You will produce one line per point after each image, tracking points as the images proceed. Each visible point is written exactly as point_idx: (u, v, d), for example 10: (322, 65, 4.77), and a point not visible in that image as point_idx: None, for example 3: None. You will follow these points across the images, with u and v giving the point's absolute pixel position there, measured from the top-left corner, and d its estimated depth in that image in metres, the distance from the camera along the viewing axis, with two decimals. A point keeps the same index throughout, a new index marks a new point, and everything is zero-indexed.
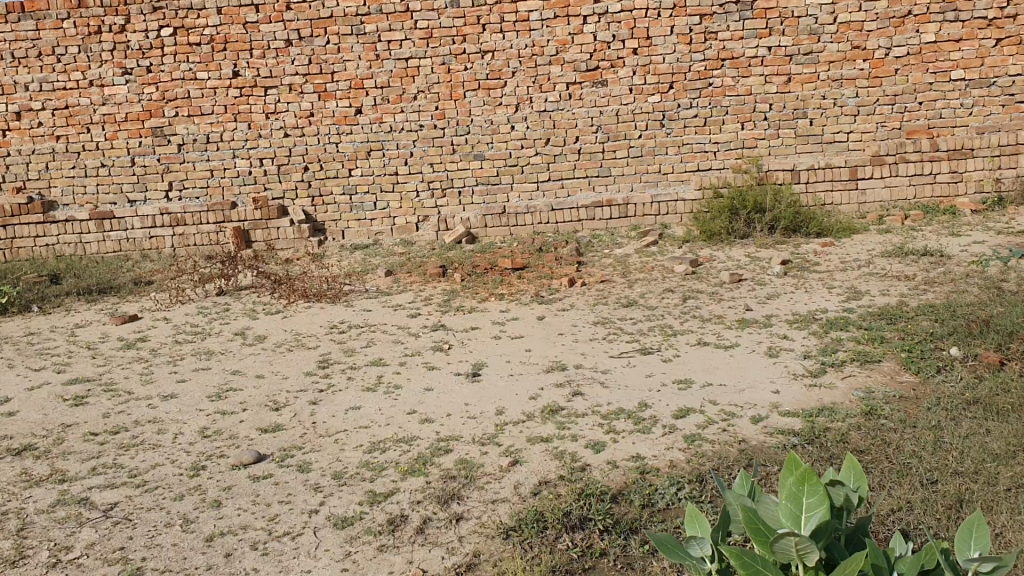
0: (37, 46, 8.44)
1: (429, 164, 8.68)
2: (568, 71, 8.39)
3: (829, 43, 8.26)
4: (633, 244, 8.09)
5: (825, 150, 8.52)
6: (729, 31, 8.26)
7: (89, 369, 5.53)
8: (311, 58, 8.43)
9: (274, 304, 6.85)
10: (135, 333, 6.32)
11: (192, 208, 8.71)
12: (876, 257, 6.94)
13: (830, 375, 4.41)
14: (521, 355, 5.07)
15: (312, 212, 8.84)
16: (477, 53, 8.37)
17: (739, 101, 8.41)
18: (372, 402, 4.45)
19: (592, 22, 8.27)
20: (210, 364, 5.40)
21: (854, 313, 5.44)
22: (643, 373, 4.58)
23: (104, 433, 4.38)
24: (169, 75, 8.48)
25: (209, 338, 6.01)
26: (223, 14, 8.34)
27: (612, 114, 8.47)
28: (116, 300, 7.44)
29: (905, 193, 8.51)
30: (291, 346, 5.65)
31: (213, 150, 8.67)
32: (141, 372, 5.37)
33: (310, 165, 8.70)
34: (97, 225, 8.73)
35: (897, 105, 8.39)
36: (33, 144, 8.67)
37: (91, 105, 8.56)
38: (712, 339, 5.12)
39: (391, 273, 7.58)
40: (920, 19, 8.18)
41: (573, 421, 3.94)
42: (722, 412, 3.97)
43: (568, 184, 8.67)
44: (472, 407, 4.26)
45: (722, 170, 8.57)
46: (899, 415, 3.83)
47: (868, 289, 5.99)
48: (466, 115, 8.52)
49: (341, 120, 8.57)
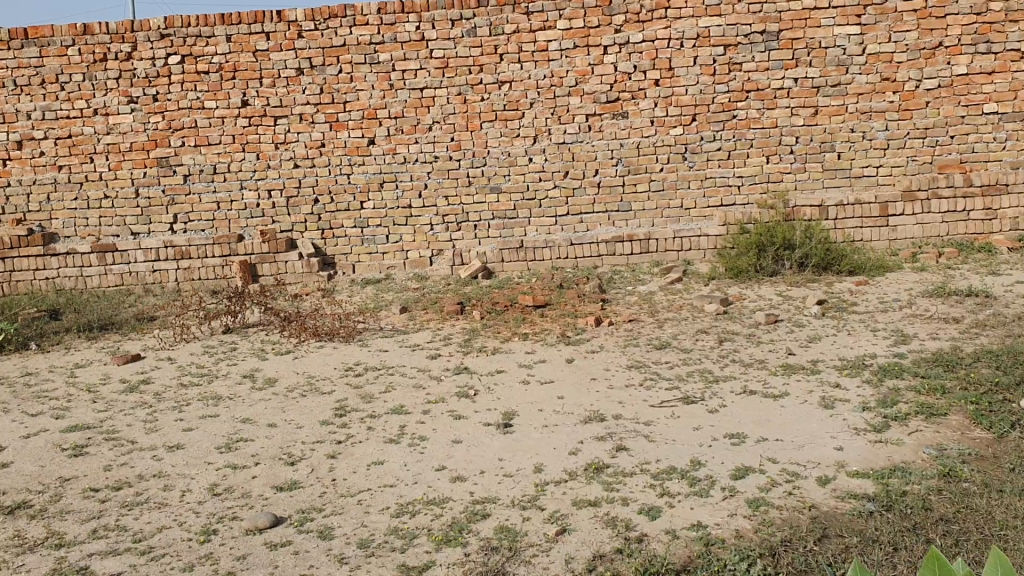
0: (40, 74, 8.17)
1: (443, 197, 8.36)
2: (587, 103, 8.11)
3: (858, 75, 7.99)
4: (656, 281, 7.77)
5: (853, 184, 8.20)
6: (754, 62, 7.99)
7: (89, 415, 5.17)
8: (322, 87, 8.15)
9: (284, 343, 6.52)
10: (138, 375, 5.97)
11: (197, 240, 8.39)
12: (916, 297, 6.61)
13: (894, 429, 4.07)
14: (554, 403, 4.73)
15: (321, 246, 8.50)
16: (495, 84, 8.10)
17: (765, 134, 8.12)
18: (396, 456, 4.10)
19: (613, 52, 8.01)
20: (219, 410, 5.05)
21: (907, 360, 5.10)
22: (691, 426, 4.24)
23: (106, 489, 4.02)
24: (175, 104, 8.21)
25: (216, 381, 5.67)
26: (233, 42, 8.09)
27: (633, 146, 8.17)
28: (118, 337, 7.11)
29: (938, 229, 8.19)
30: (304, 390, 5.30)
31: (220, 181, 8.38)
32: (145, 418, 5.02)
33: (320, 198, 8.40)
34: (99, 258, 8.42)
35: (928, 139, 8.10)
36: (34, 175, 8.39)
37: (95, 134, 8.28)
38: (759, 387, 4.78)
39: (406, 309, 7.28)
40: (952, 50, 7.93)
41: (622, 482, 3.60)
42: (785, 472, 3.64)
43: (587, 219, 8.34)
44: (507, 463, 3.91)
45: (746, 205, 8.26)
46: (982, 477, 3.49)
47: (916, 333, 5.66)
48: (482, 147, 8.23)
49: (353, 151, 8.28)
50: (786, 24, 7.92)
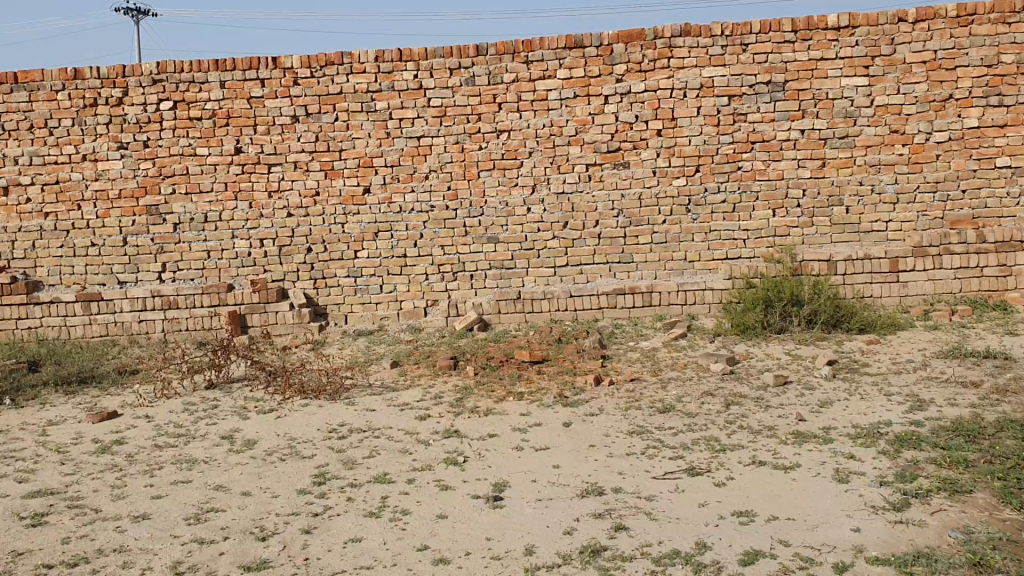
0: (28, 118, 7.99)
1: (439, 246, 8.09)
2: (588, 152, 7.90)
3: (866, 126, 7.77)
4: (659, 336, 7.48)
5: (863, 239, 7.92)
6: (760, 113, 7.79)
7: (54, 478, 4.85)
8: (318, 135, 7.95)
9: (268, 400, 6.21)
10: (112, 434, 5.66)
11: (185, 290, 8.11)
12: (930, 358, 6.31)
13: (916, 508, 3.76)
14: (549, 473, 4.41)
15: (313, 295, 8.20)
16: (493, 132, 7.89)
17: (771, 187, 7.88)
18: (377, 532, 3.79)
19: (614, 101, 7.82)
20: (192, 476, 4.74)
21: (925, 428, 4.78)
22: (695, 502, 3.92)
23: (61, 565, 3.71)
24: (167, 150, 8.01)
25: (193, 443, 5.35)
26: (226, 88, 7.91)
27: (635, 197, 7.93)
28: (97, 392, 6.81)
29: (951, 286, 7.89)
30: (284, 454, 4.98)
31: (211, 230, 8.12)
32: (113, 484, 4.70)
33: (313, 247, 8.13)
34: (84, 307, 8.15)
35: (939, 193, 7.85)
36: (19, 221, 8.16)
37: (84, 180, 8.07)
38: (768, 457, 4.46)
39: (397, 364, 6.98)
40: (963, 103, 7.72)
41: (620, 568, 3.29)
42: (798, 558, 3.33)
43: (588, 270, 8.05)
44: (496, 544, 3.60)
45: (752, 258, 7.98)
46: (1016, 567, 3.18)
47: (933, 398, 5.35)
48: (479, 196, 7.99)
49: (347, 200, 8.04)
50: (792, 75, 7.73)
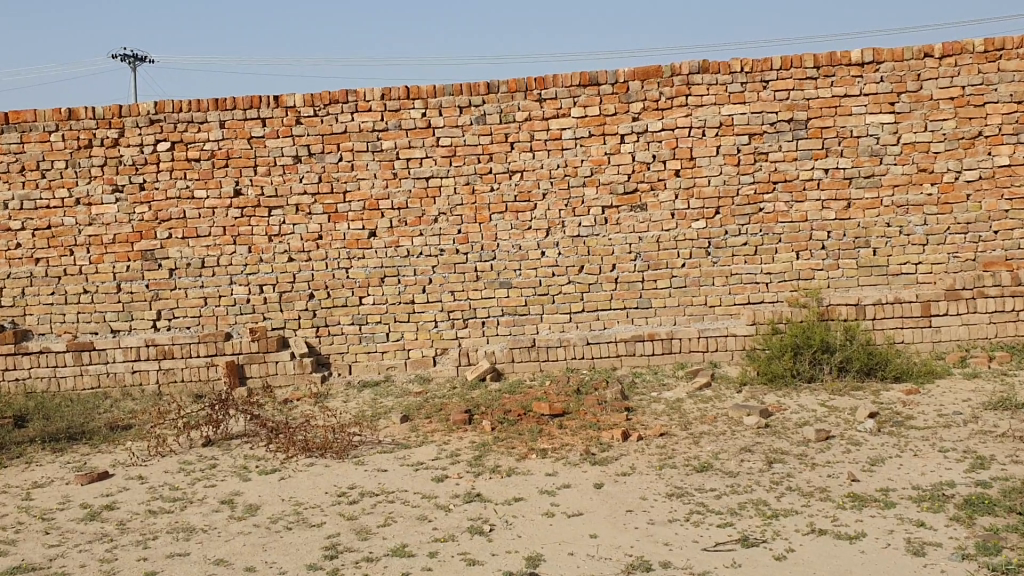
0: (20, 160, 7.65)
1: (449, 292, 7.69)
2: (603, 194, 7.55)
3: (893, 165, 7.45)
4: (682, 386, 7.08)
5: (891, 282, 7.54)
6: (782, 152, 7.47)
7: (38, 551, 4.41)
8: (321, 176, 7.60)
9: (271, 459, 5.77)
10: (103, 498, 5.21)
11: (181, 339, 7.68)
12: (978, 410, 5.91)
13: None
14: (587, 544, 4.00)
15: (316, 344, 7.78)
16: (505, 173, 7.55)
17: (794, 228, 7.52)
18: None
19: (630, 141, 7.49)
20: (191, 547, 4.30)
21: (994, 489, 4.37)
22: None
23: None
24: (163, 193, 7.65)
25: (190, 508, 4.91)
26: (226, 128, 7.56)
27: (652, 240, 7.57)
28: (87, 449, 6.35)
29: (985, 330, 7.52)
30: (291, 522, 4.55)
31: (209, 276, 7.72)
32: (102, 557, 4.26)
33: (315, 292, 7.71)
34: (75, 357, 7.72)
35: (970, 234, 7.50)
36: (8, 267, 7.77)
37: (76, 225, 7.70)
38: (828, 525, 4.05)
39: (407, 419, 6.55)
40: (992, 140, 7.42)
41: None
42: None
43: (604, 316, 7.66)
44: None
45: (776, 302, 7.59)
46: None
47: (992, 455, 4.95)
48: (491, 239, 7.62)
49: (352, 244, 7.66)
50: (814, 112, 7.42)
